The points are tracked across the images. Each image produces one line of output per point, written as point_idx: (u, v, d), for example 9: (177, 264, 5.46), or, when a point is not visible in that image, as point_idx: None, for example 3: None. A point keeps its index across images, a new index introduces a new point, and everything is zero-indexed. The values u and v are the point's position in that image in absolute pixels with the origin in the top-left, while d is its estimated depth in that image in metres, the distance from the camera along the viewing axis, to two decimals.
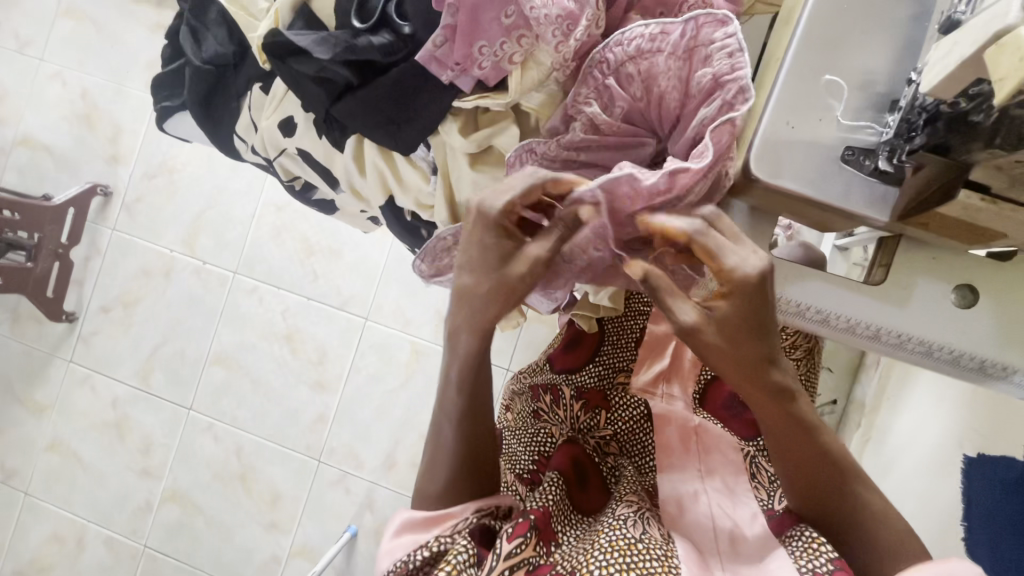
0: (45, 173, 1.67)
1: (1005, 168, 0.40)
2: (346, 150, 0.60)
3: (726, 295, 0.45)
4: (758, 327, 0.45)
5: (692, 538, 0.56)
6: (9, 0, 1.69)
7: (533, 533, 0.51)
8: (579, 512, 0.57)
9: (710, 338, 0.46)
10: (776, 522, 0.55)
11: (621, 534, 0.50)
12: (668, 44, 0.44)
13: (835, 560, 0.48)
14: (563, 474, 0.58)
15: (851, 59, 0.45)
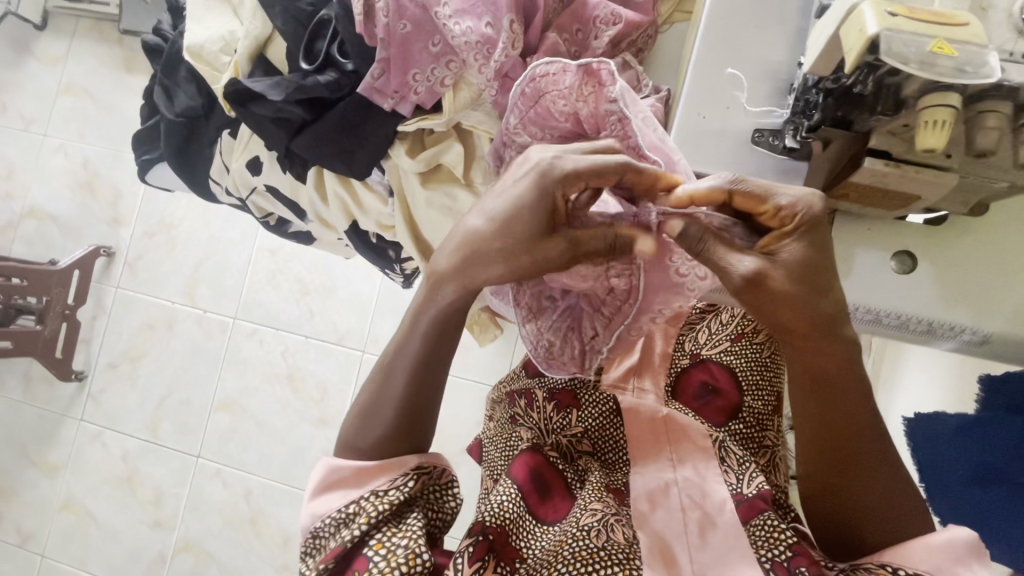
0: (51, 240, 1.75)
1: (898, 132, 0.42)
2: (308, 181, 0.65)
3: (790, 233, 0.45)
4: (819, 274, 0.45)
5: (661, 532, 0.60)
6: (13, 84, 1.81)
7: (491, 556, 0.54)
8: (542, 521, 0.58)
9: (777, 285, 0.45)
10: (744, 507, 0.58)
11: (582, 545, 0.55)
12: (569, 82, 0.47)
13: (793, 546, 0.53)
14: (522, 486, 0.59)
15: (750, 52, 0.50)
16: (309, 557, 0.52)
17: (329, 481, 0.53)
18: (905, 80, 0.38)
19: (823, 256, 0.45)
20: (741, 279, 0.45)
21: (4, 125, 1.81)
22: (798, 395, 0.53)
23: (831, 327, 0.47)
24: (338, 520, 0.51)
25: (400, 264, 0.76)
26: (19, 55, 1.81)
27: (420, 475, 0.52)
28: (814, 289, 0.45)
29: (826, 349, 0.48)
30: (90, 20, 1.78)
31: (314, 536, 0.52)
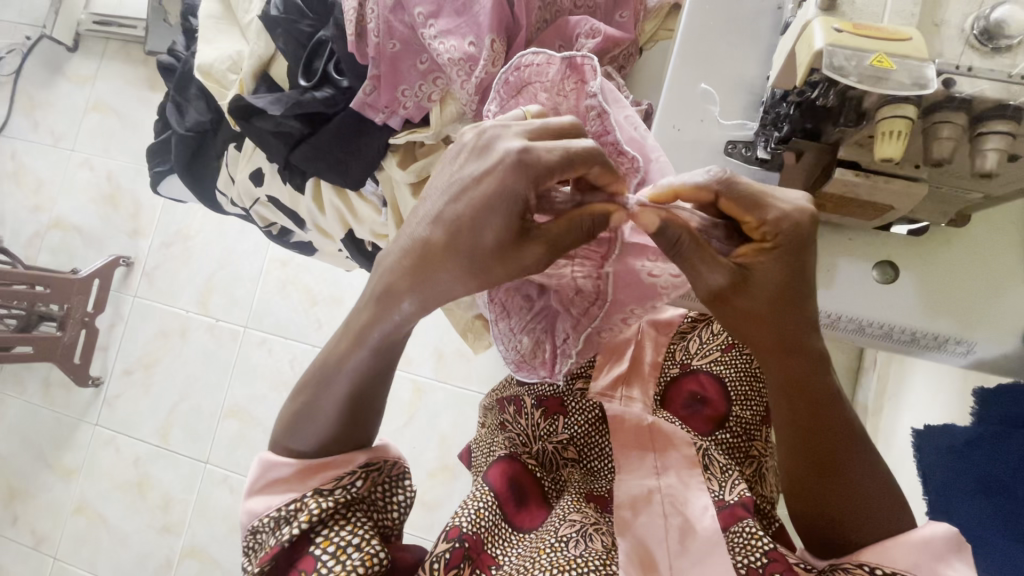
0: (74, 251, 1.82)
1: (864, 143, 0.44)
2: (306, 192, 0.69)
3: (769, 247, 0.45)
4: (791, 292, 0.47)
5: (642, 539, 0.60)
6: (46, 103, 1.91)
7: (467, 563, 0.55)
8: (518, 529, 0.60)
9: (753, 297, 0.47)
10: (724, 514, 0.59)
11: (563, 553, 0.55)
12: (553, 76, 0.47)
13: (769, 552, 0.54)
14: (499, 494, 0.60)
15: (723, 68, 0.52)
16: (250, 554, 0.53)
17: (269, 478, 0.54)
18: (863, 93, 0.39)
19: (797, 273, 0.46)
20: (711, 291, 0.47)
21: (36, 140, 1.90)
22: (780, 398, 0.53)
23: (803, 340, 0.50)
24: (279, 517, 0.51)
25: None
26: (52, 76, 1.92)
27: (368, 474, 0.55)
28: (790, 300, 0.47)
29: (800, 358, 0.50)
30: (119, 42, 1.88)
31: (253, 532, 0.53)
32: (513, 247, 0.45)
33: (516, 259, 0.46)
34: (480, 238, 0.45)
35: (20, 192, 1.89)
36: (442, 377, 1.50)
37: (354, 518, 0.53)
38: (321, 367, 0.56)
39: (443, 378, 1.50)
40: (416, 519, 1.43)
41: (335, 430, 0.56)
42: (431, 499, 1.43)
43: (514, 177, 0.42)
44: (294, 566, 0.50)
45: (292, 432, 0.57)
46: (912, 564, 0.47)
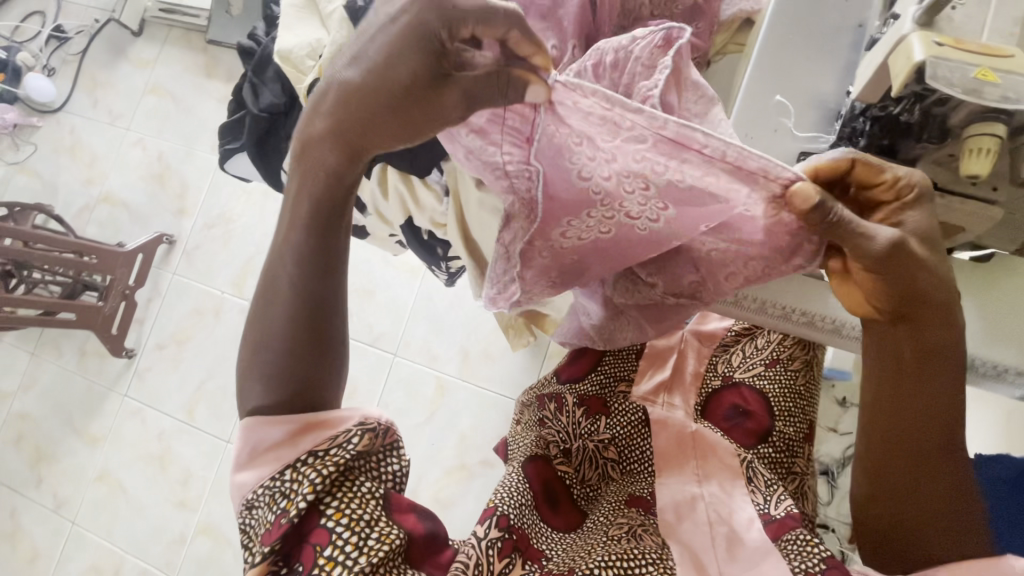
0: (120, 225, 1.89)
1: (944, 162, 0.44)
2: (372, 178, 0.71)
3: (911, 204, 0.43)
4: (932, 244, 0.44)
5: (689, 545, 0.59)
6: (107, 83, 1.99)
7: (518, 555, 0.53)
8: (554, 528, 0.60)
9: (913, 249, 0.43)
10: (773, 525, 0.58)
11: (616, 546, 0.54)
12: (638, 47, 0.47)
13: (826, 560, 0.52)
14: (536, 493, 0.60)
15: (799, 81, 0.53)
16: (250, 531, 0.51)
17: (253, 449, 0.51)
18: (952, 110, 0.40)
19: (937, 228, 0.44)
20: (881, 246, 0.42)
21: (94, 118, 1.98)
22: (889, 373, 0.49)
23: (947, 307, 0.46)
24: (276, 490, 0.50)
25: (445, 262, 0.85)
26: (115, 58, 2.00)
27: (365, 432, 0.52)
28: (933, 255, 0.44)
29: (940, 323, 0.46)
30: (180, 30, 1.95)
31: (248, 508, 0.51)
32: (432, 89, 0.41)
33: (437, 107, 0.42)
34: (394, 76, 0.41)
35: (75, 165, 1.97)
36: (466, 375, 1.51)
37: (354, 487, 0.52)
38: (270, 278, 0.53)
39: (467, 377, 1.51)
40: None
41: (286, 345, 0.52)
42: (446, 497, 1.44)
43: (426, 8, 0.38)
44: (306, 542, 0.49)
45: (249, 377, 0.54)
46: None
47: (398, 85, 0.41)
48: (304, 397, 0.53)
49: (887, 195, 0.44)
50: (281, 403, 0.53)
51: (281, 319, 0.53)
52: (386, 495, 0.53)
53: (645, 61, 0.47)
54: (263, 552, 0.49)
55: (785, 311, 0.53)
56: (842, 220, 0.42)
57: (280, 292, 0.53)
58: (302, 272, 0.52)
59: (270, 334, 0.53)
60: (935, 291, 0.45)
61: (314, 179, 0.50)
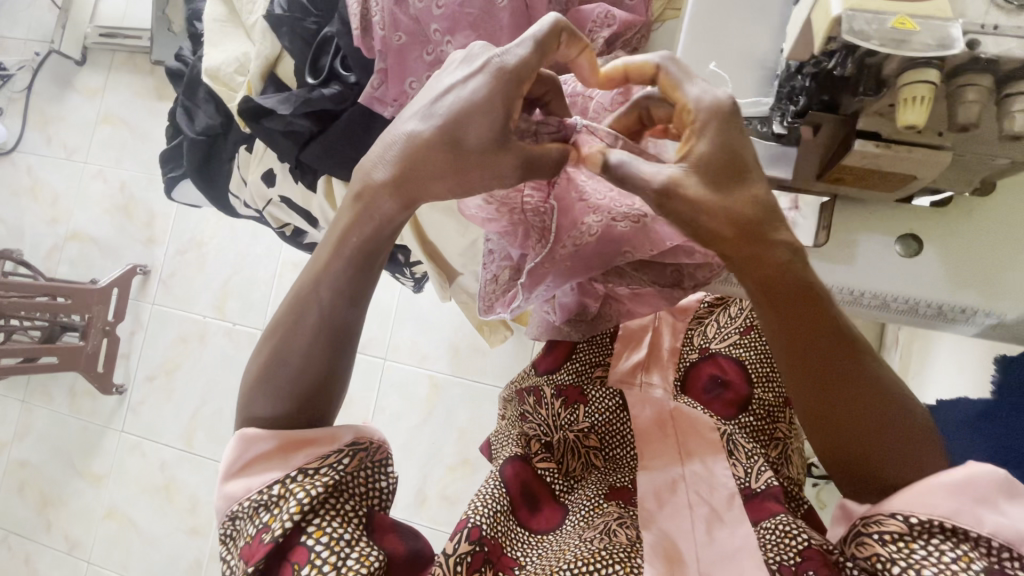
0: (92, 261, 1.86)
1: (886, 113, 0.43)
2: (319, 190, 0.69)
3: (699, 132, 0.43)
4: (732, 175, 0.43)
5: (667, 531, 0.58)
6: (58, 117, 1.94)
7: (488, 566, 0.54)
8: (534, 531, 0.59)
9: (691, 190, 0.43)
10: (755, 506, 0.58)
11: (587, 547, 0.54)
12: (598, 95, 0.52)
13: (804, 550, 0.50)
14: (512, 493, 0.60)
15: (734, 45, 0.51)
16: (229, 539, 0.50)
17: (242, 459, 0.50)
18: (884, 61, 0.39)
19: (741, 151, 0.44)
20: (655, 188, 0.43)
21: (50, 155, 1.93)
22: (762, 315, 0.48)
23: (761, 230, 0.44)
24: (259, 503, 0.48)
25: (409, 267, 0.88)
26: (63, 90, 1.94)
27: (355, 452, 0.52)
28: (733, 189, 0.43)
29: (767, 256, 0.45)
30: (125, 53, 1.89)
31: (231, 519, 0.50)
32: (493, 150, 0.46)
33: (491, 162, 0.46)
34: (464, 137, 0.45)
35: (38, 206, 1.92)
36: (458, 371, 1.51)
37: (342, 505, 0.50)
38: (297, 301, 0.51)
39: (459, 373, 1.51)
40: (438, 513, 1.44)
41: (306, 372, 0.51)
42: (452, 493, 1.44)
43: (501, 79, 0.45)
44: (286, 560, 0.47)
45: (256, 390, 0.52)
46: (956, 511, 0.41)
47: (468, 146, 0.46)
48: (302, 416, 0.52)
49: (682, 120, 0.45)
50: (289, 418, 0.51)
51: (302, 343, 0.51)
52: (369, 514, 0.52)
53: (607, 103, 0.52)
54: (243, 566, 0.47)
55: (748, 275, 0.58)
56: (625, 164, 0.44)
57: (305, 317, 0.51)
58: (334, 300, 0.51)
59: (284, 355, 0.51)
60: (754, 218, 0.44)
61: (366, 220, 0.49)
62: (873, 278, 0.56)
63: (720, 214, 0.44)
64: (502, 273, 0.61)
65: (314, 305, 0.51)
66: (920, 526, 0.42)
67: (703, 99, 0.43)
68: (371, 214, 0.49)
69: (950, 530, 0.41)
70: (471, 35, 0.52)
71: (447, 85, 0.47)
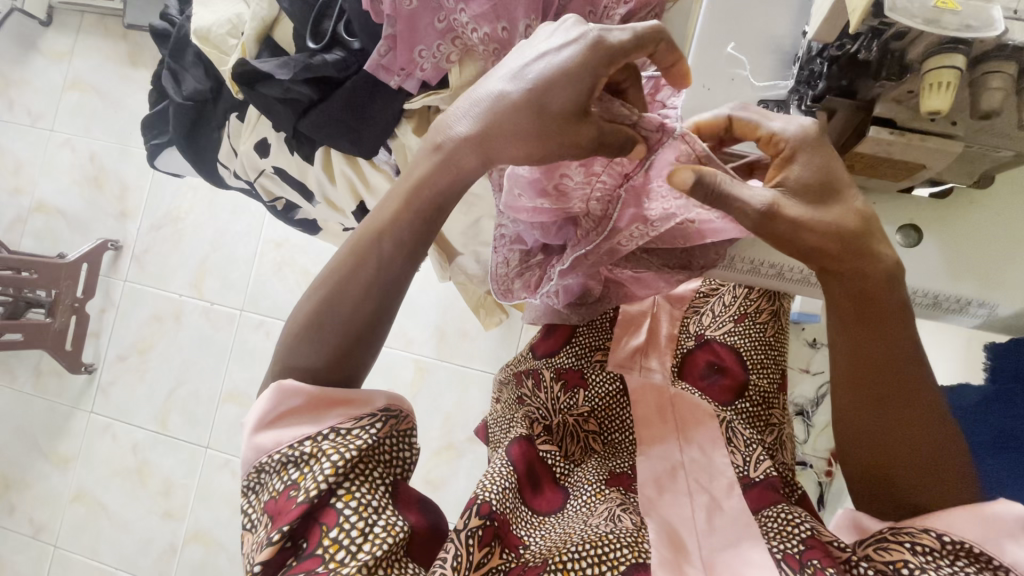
0: (59, 235, 1.77)
1: (904, 100, 0.43)
2: (314, 162, 0.67)
3: (791, 158, 0.45)
4: (827, 193, 0.45)
5: (668, 518, 0.59)
6: (22, 80, 1.83)
7: (497, 541, 0.53)
8: (536, 512, 0.60)
9: (791, 214, 0.44)
10: (754, 495, 0.59)
11: (592, 532, 0.55)
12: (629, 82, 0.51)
13: (807, 539, 0.51)
14: (520, 473, 0.60)
15: (753, 26, 0.50)
16: (251, 492, 0.49)
17: (278, 410, 0.49)
18: (909, 44, 0.39)
19: (837, 172, 0.45)
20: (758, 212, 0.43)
21: (12, 120, 1.83)
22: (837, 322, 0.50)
23: (864, 245, 0.45)
24: (289, 458, 0.48)
25: None
26: (26, 52, 1.83)
27: (388, 419, 0.50)
28: (834, 203, 0.45)
29: (868, 268, 0.46)
30: (95, 15, 1.79)
31: (258, 471, 0.49)
32: (572, 122, 0.44)
33: (572, 135, 0.45)
34: (548, 101, 0.44)
35: None
36: (444, 355, 1.49)
37: (370, 471, 0.49)
38: (356, 250, 0.50)
39: (446, 357, 1.49)
40: None
41: (351, 325, 0.50)
42: (437, 477, 1.44)
43: (592, 57, 0.43)
44: (315, 522, 0.46)
45: (301, 337, 0.51)
46: (979, 536, 0.44)
47: (552, 114, 0.44)
48: (338, 372, 0.51)
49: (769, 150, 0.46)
50: (323, 373, 0.51)
51: (354, 292, 0.50)
52: (394, 483, 0.51)
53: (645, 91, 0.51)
54: (268, 522, 0.46)
55: (805, 273, 0.58)
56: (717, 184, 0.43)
57: (360, 268, 0.50)
58: (393, 251, 0.50)
59: (335, 301, 0.50)
60: (856, 233, 0.45)
61: (440, 171, 0.49)
62: None
63: (822, 231, 0.44)
64: (512, 256, 0.62)
65: (375, 257, 0.49)
66: (950, 545, 0.44)
67: (789, 128, 0.45)
68: (448, 166, 0.48)
69: (975, 554, 0.43)
70: (486, 4, 0.50)
71: (541, 49, 0.45)
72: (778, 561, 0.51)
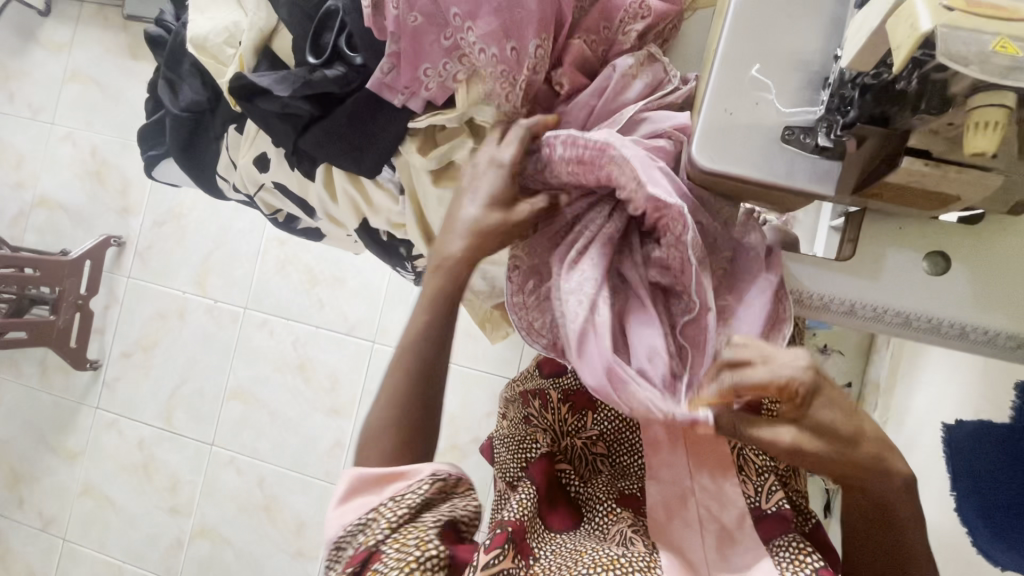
0: (62, 230, 1.76)
1: (941, 132, 0.40)
2: (316, 177, 0.64)
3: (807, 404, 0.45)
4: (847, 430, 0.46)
5: (678, 546, 0.58)
6: (21, 72, 1.80)
7: (511, 544, 0.53)
8: (550, 529, 0.59)
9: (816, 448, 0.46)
10: (766, 524, 0.58)
11: (604, 553, 0.53)
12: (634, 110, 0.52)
13: (819, 569, 0.52)
14: (539, 488, 0.61)
15: (779, 46, 0.47)
16: (332, 567, 0.53)
17: (346, 494, 0.53)
18: (952, 77, 0.36)
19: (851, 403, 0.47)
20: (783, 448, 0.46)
21: (12, 113, 1.80)
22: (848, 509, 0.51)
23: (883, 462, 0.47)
24: (357, 527, 0.52)
25: (410, 262, 0.78)
26: (25, 42, 1.80)
27: (436, 480, 0.52)
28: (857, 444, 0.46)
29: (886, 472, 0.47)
30: (94, 5, 1.76)
31: (336, 546, 0.52)
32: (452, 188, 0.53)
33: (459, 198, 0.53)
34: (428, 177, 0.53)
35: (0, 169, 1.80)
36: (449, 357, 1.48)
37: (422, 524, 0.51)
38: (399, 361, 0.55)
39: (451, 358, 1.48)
40: None
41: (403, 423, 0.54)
42: None
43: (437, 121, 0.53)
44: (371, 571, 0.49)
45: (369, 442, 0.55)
46: None
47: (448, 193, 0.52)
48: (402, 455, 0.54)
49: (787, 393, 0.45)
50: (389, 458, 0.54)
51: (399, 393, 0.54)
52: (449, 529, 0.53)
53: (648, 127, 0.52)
54: None
55: (824, 297, 0.56)
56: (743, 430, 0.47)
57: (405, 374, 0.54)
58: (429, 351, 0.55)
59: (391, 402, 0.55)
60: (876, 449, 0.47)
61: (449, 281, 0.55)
62: (882, 294, 0.55)
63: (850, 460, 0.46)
64: (525, 281, 0.56)
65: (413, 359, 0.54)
66: None
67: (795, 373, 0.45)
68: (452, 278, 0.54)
69: None
70: (495, 21, 0.47)
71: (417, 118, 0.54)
72: None
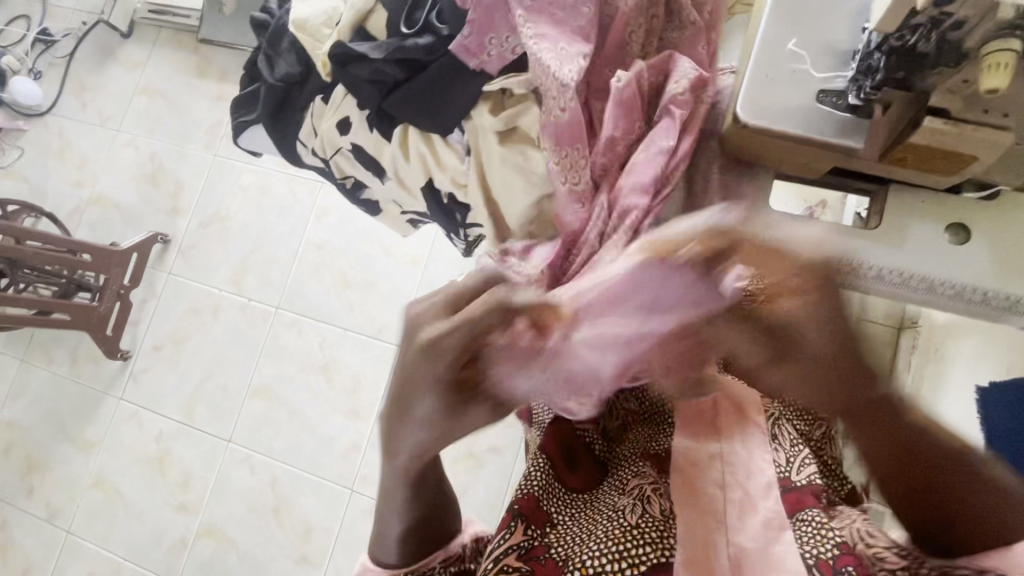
0: (113, 227, 1.86)
1: (958, 90, 0.47)
2: (392, 140, 0.72)
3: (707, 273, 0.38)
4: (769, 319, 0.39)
5: (698, 508, 0.58)
6: (98, 85, 1.97)
7: (520, 520, 0.58)
8: (569, 490, 0.65)
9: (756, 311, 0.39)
10: (790, 498, 0.60)
11: (618, 523, 0.57)
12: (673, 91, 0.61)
13: (839, 545, 0.53)
14: (554, 457, 0.66)
15: (814, 24, 0.55)
16: None
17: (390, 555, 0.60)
18: (964, 34, 0.43)
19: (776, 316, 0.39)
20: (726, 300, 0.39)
21: (83, 120, 1.96)
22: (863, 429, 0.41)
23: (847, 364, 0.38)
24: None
25: (465, 229, 0.81)
26: (105, 60, 1.99)
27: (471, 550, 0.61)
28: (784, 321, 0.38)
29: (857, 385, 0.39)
30: (171, 30, 1.95)
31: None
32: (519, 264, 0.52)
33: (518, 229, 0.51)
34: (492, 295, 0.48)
35: (64, 168, 1.94)
36: None
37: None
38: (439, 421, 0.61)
39: None
40: None
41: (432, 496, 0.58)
42: (455, 486, 1.43)
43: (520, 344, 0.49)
44: None
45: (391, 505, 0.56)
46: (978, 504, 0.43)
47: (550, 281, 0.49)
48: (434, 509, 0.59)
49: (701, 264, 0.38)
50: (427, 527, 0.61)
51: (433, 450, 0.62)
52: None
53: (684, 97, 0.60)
54: None
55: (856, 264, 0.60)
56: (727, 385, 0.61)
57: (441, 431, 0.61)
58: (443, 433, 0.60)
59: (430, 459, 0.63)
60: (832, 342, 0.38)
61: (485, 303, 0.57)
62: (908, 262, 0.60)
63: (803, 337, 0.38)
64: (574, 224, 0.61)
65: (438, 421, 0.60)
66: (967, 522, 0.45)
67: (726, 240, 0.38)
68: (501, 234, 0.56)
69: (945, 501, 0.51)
70: None
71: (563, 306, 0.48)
72: (810, 567, 0.53)
